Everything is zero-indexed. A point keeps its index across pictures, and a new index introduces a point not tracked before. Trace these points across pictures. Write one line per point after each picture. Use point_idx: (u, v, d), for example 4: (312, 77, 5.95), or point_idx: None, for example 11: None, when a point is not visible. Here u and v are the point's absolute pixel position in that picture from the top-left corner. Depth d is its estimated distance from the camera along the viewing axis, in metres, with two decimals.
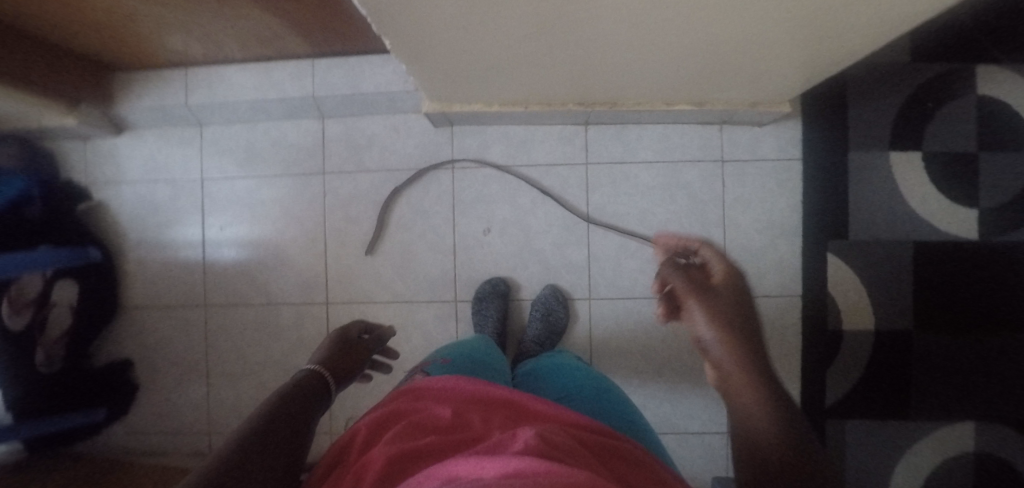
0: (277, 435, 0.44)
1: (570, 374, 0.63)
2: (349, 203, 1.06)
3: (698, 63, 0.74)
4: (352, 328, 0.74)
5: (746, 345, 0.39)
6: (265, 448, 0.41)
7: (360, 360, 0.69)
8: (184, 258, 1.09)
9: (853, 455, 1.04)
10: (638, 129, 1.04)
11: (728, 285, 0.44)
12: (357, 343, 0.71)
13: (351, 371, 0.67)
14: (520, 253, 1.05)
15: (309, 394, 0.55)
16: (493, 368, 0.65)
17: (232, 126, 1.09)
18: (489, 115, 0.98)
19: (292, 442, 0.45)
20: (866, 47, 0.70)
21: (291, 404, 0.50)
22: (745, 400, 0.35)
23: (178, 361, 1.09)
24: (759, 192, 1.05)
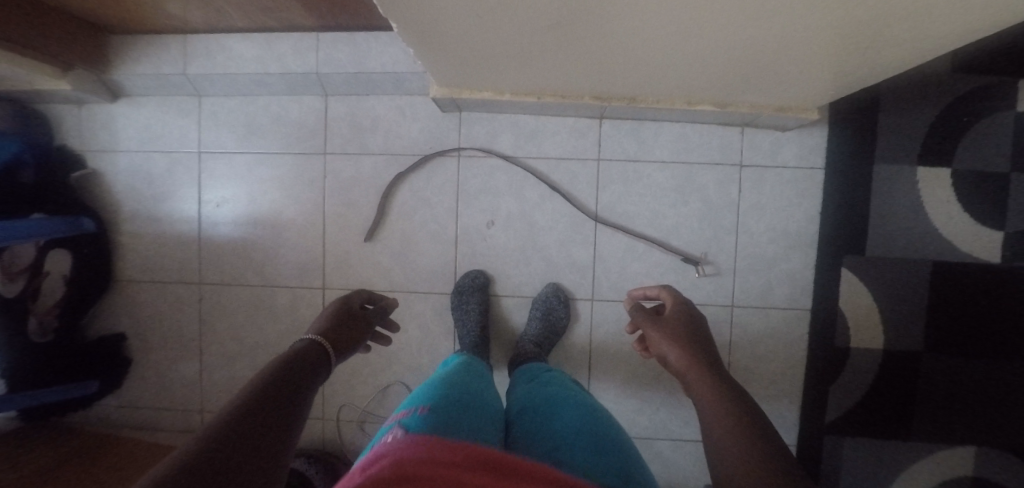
0: (263, 416, 0.42)
1: (564, 416, 0.58)
2: (350, 186, 1.02)
3: (727, 65, 0.69)
4: (351, 298, 0.72)
5: (695, 349, 0.55)
6: (246, 432, 0.39)
7: (358, 332, 0.67)
8: (179, 234, 1.06)
9: (851, 474, 1.02)
10: (655, 127, 0.99)
11: (679, 314, 0.62)
12: (355, 315, 0.69)
13: (349, 343, 0.66)
14: (524, 249, 1.01)
15: (302, 370, 0.53)
16: (481, 405, 0.60)
17: (232, 99, 1.04)
18: (500, 104, 0.93)
19: (278, 423, 0.43)
20: (909, 57, 0.65)
21: (280, 380, 0.48)
22: (703, 394, 0.49)
23: (171, 338, 1.07)
24: (777, 200, 1.00)
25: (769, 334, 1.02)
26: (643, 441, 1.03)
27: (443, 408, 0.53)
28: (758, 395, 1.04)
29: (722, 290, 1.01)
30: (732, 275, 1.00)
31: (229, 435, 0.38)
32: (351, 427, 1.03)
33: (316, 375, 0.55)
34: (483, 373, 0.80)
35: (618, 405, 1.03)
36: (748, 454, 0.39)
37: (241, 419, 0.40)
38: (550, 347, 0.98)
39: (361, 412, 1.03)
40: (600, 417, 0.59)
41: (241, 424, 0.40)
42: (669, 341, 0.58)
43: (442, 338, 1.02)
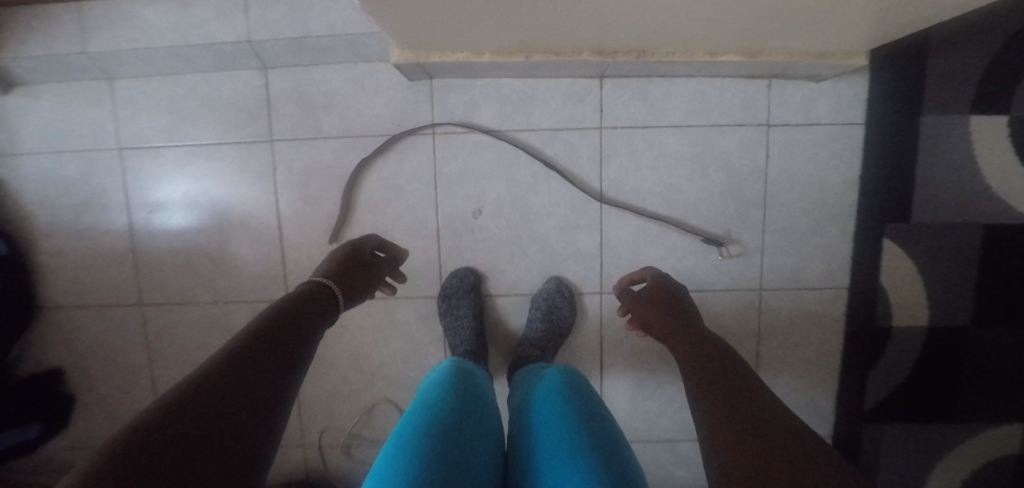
0: (263, 356, 0.44)
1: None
2: (306, 178, 0.85)
3: (767, 4, 0.53)
4: (362, 242, 0.68)
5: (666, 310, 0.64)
6: (247, 368, 0.41)
7: (367, 281, 0.65)
8: (109, 248, 0.89)
9: (900, 463, 0.92)
10: (666, 84, 0.82)
11: (668, 295, 0.66)
12: (366, 262, 0.66)
13: (358, 290, 0.64)
14: (518, 240, 0.86)
15: (309, 312, 0.54)
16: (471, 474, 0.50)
17: (151, 81, 0.85)
18: (479, 67, 0.76)
19: (280, 362, 0.45)
20: None
21: (284, 321, 0.50)
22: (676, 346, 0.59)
23: (119, 369, 0.92)
24: (810, 163, 0.85)
25: (805, 318, 0.89)
26: (665, 444, 0.92)
27: None
28: (792, 385, 0.92)
29: (749, 272, 0.87)
30: (761, 254, 0.87)
31: (230, 371, 0.40)
32: (336, 453, 0.91)
33: (321, 320, 0.55)
34: (485, 394, 0.70)
35: (636, 406, 0.91)
36: (755, 414, 0.42)
37: (242, 358, 0.42)
38: (555, 350, 0.85)
39: (347, 436, 0.90)
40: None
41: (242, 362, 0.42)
42: (657, 317, 0.65)
43: (430, 348, 0.89)
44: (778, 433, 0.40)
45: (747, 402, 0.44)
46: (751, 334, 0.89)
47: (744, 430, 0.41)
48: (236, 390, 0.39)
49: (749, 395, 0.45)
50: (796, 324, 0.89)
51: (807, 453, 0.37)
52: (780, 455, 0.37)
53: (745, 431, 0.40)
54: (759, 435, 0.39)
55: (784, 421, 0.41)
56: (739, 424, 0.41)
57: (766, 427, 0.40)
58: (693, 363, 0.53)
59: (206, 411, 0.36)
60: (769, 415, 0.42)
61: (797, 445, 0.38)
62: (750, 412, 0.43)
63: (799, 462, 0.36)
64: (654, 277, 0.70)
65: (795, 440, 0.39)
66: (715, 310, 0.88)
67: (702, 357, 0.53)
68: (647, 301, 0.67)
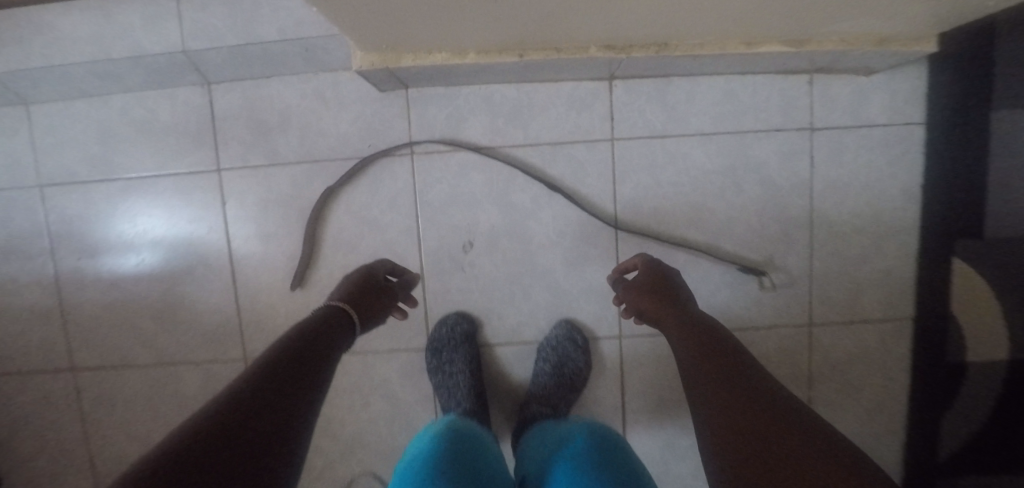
0: (271, 401, 0.37)
1: None
2: (262, 212, 0.71)
3: None
4: (376, 266, 0.61)
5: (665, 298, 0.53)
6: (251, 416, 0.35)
7: (382, 308, 0.57)
8: (33, 304, 0.75)
9: None
10: (689, 85, 0.69)
11: (661, 278, 0.55)
12: (382, 288, 0.58)
13: (374, 318, 0.56)
14: (518, 277, 0.72)
15: (321, 344, 0.46)
16: None
17: (74, 106, 0.72)
18: (463, 72, 0.62)
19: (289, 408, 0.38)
20: None
21: (292, 357, 0.43)
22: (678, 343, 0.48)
23: (49, 447, 0.78)
24: (864, 172, 0.71)
25: (864, 356, 0.75)
26: None
27: None
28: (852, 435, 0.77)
29: (796, 305, 0.73)
30: (809, 282, 0.72)
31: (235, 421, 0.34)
32: None
33: (332, 354, 0.47)
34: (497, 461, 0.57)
35: (668, 468, 0.76)
36: (796, 452, 0.33)
37: (245, 404, 0.36)
38: (568, 407, 0.71)
39: None
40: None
41: (245, 411, 0.35)
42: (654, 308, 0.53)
43: (419, 410, 0.74)
44: (831, 477, 0.30)
45: (781, 435, 0.34)
46: (800, 377, 0.75)
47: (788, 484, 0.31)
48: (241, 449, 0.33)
49: (782, 420, 0.36)
50: (854, 363, 0.75)
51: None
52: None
53: (788, 485, 0.31)
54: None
55: (836, 457, 0.32)
56: (777, 473, 0.32)
57: (814, 472, 0.31)
58: (699, 375, 0.43)
59: (209, 480, 0.29)
60: (812, 449, 0.33)
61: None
62: (789, 451, 0.33)
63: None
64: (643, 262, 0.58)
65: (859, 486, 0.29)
66: (756, 350, 0.74)
67: (709, 365, 0.43)
68: (638, 291, 0.56)
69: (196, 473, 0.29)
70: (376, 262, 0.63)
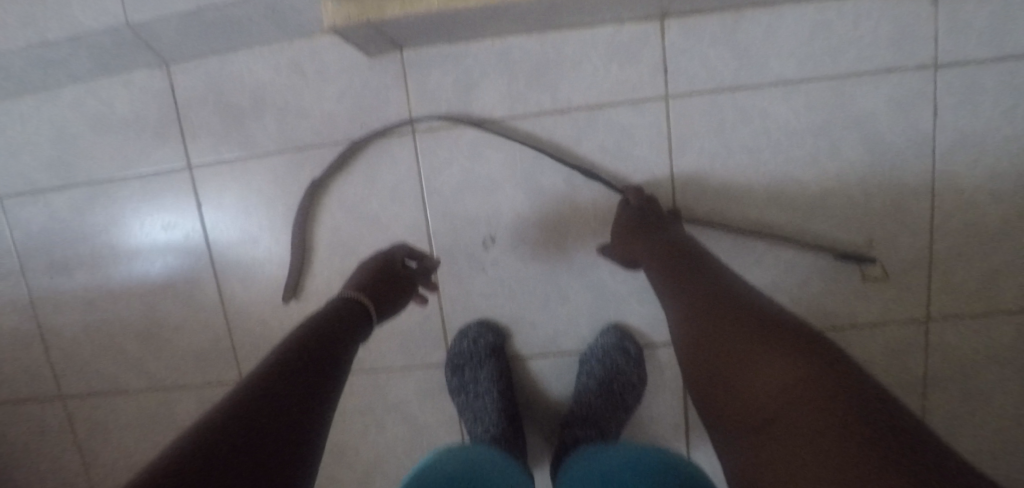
0: (302, 389, 0.30)
1: None
2: (245, 214, 0.60)
3: None
4: (395, 251, 0.50)
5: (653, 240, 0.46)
6: (282, 400, 0.29)
7: (404, 300, 0.47)
8: (11, 329, 0.68)
9: None
10: (767, 17, 0.52)
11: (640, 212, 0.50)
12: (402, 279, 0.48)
13: (392, 306, 0.45)
14: (552, 277, 0.59)
15: (346, 327, 0.39)
16: None
17: (22, 102, 0.61)
18: (468, 19, 0.47)
19: (319, 393, 0.31)
20: None
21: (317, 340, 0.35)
22: (665, 283, 0.41)
23: (48, 481, 0.71)
24: (1006, 119, 0.54)
25: (998, 357, 0.59)
26: None
27: None
28: (979, 454, 0.62)
29: (908, 296, 0.57)
30: (926, 265, 0.56)
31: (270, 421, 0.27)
32: None
33: (357, 340, 0.40)
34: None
35: None
36: (744, 356, 0.30)
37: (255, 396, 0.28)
38: (619, 429, 0.58)
39: None
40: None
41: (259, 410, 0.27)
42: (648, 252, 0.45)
43: (442, 435, 0.63)
44: (777, 376, 0.27)
45: (730, 337, 0.31)
46: (910, 384, 0.60)
47: (742, 394, 0.28)
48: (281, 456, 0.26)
49: (734, 322, 0.32)
50: (983, 366, 0.59)
51: (830, 393, 0.24)
52: (789, 424, 0.24)
53: (743, 403, 0.28)
54: (762, 401, 0.27)
55: (781, 346, 0.28)
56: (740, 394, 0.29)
57: (765, 376, 0.27)
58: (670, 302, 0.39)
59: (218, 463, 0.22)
60: (759, 346, 0.29)
61: (806, 385, 0.25)
62: (739, 357, 0.30)
63: (813, 424, 0.23)
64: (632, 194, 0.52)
65: (801, 376, 0.26)
66: (853, 354, 0.59)
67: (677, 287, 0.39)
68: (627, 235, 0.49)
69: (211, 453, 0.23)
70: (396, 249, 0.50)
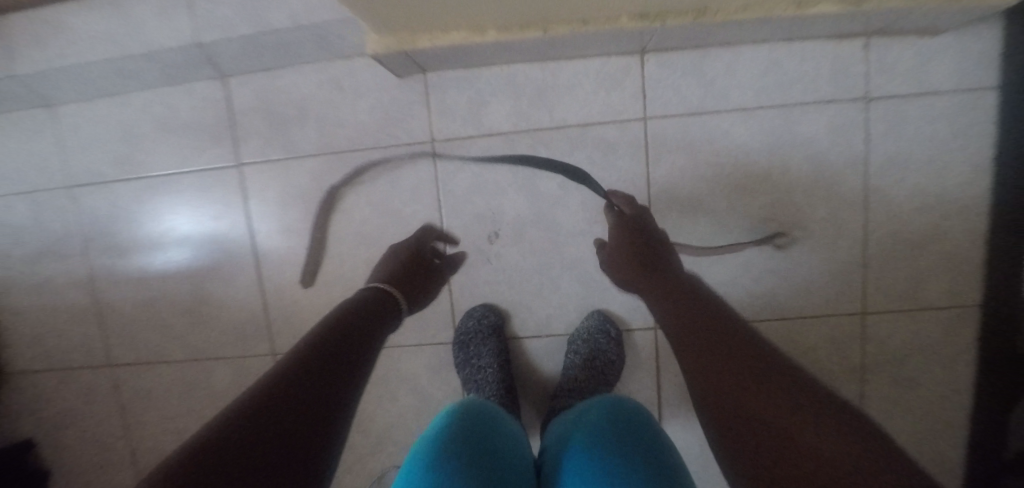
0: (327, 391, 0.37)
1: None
2: (285, 206, 0.70)
3: None
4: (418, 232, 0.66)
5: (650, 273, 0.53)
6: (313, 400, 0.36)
7: (431, 283, 0.62)
8: (70, 302, 0.77)
9: None
10: (729, 56, 0.63)
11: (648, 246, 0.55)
12: (427, 265, 0.63)
13: (419, 295, 0.60)
14: (546, 267, 0.69)
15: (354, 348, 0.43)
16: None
17: (96, 105, 0.72)
18: (483, 50, 0.58)
19: (326, 417, 0.35)
20: None
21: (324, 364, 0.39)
22: (680, 323, 0.46)
23: (92, 440, 0.80)
24: (925, 146, 0.65)
25: (924, 347, 0.69)
26: None
27: None
28: (909, 430, 0.71)
29: (847, 291, 0.67)
30: (862, 265, 0.67)
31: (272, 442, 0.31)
32: None
33: (369, 353, 0.45)
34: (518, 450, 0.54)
35: (706, 466, 0.73)
36: (778, 413, 0.33)
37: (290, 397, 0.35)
38: None
39: None
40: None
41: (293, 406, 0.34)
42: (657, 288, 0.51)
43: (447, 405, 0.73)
44: (811, 436, 0.30)
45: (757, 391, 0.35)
46: (851, 368, 0.70)
47: (775, 445, 0.31)
48: (307, 450, 0.33)
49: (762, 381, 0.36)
50: (913, 354, 0.69)
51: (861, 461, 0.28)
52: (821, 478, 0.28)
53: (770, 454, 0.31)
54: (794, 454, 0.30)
55: (815, 414, 0.32)
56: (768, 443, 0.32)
57: (796, 434, 0.31)
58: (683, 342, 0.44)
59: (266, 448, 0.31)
60: (793, 408, 0.33)
61: (842, 452, 0.29)
62: (772, 412, 0.33)
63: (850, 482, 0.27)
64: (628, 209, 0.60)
65: (837, 444, 0.29)
66: (803, 340, 0.69)
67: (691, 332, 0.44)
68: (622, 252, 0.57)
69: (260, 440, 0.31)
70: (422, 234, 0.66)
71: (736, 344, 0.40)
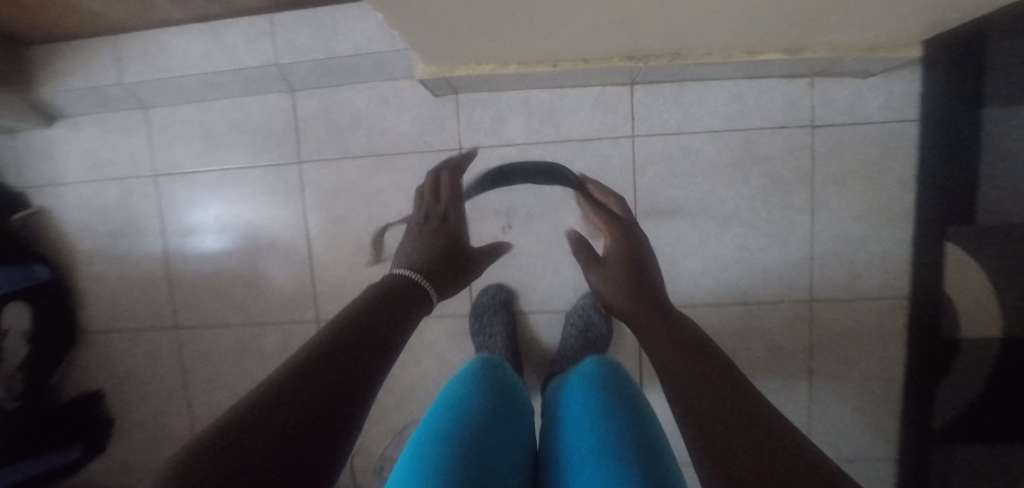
0: (342, 372, 0.34)
1: (589, 412, 0.57)
2: (336, 198, 0.85)
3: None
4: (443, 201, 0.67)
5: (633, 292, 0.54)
6: (327, 384, 0.32)
7: (463, 271, 0.61)
8: (145, 272, 0.91)
9: None
10: (701, 88, 0.78)
11: (632, 271, 0.57)
12: (461, 253, 0.62)
13: (446, 287, 0.57)
14: (550, 255, 0.83)
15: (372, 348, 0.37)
16: (511, 415, 0.58)
17: (183, 108, 0.87)
18: (506, 78, 0.73)
19: (337, 410, 0.31)
20: None
21: (337, 365, 0.34)
22: (658, 343, 0.47)
23: (155, 392, 0.93)
24: (860, 166, 0.80)
25: (860, 331, 0.83)
26: None
27: (475, 423, 0.52)
28: (849, 402, 0.85)
29: (797, 283, 0.82)
30: (809, 261, 0.81)
31: (250, 469, 0.25)
32: (369, 477, 0.89)
33: (398, 338, 0.42)
34: (522, 397, 0.66)
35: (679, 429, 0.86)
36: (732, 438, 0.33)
37: (302, 384, 0.31)
38: None
39: (378, 459, 0.89)
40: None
41: (303, 392, 0.31)
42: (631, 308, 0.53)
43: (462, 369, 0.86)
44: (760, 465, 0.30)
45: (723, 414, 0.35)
46: (801, 348, 0.84)
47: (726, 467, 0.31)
48: (310, 442, 0.28)
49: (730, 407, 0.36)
50: (852, 338, 0.83)
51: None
52: None
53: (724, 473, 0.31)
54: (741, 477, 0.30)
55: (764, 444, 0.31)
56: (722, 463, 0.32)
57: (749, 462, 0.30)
58: (666, 362, 0.44)
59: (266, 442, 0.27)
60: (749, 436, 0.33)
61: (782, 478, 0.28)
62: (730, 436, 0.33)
63: None
64: (620, 211, 0.70)
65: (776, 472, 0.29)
66: (761, 323, 0.83)
67: (677, 352, 0.44)
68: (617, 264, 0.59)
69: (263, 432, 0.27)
70: (439, 172, 0.75)
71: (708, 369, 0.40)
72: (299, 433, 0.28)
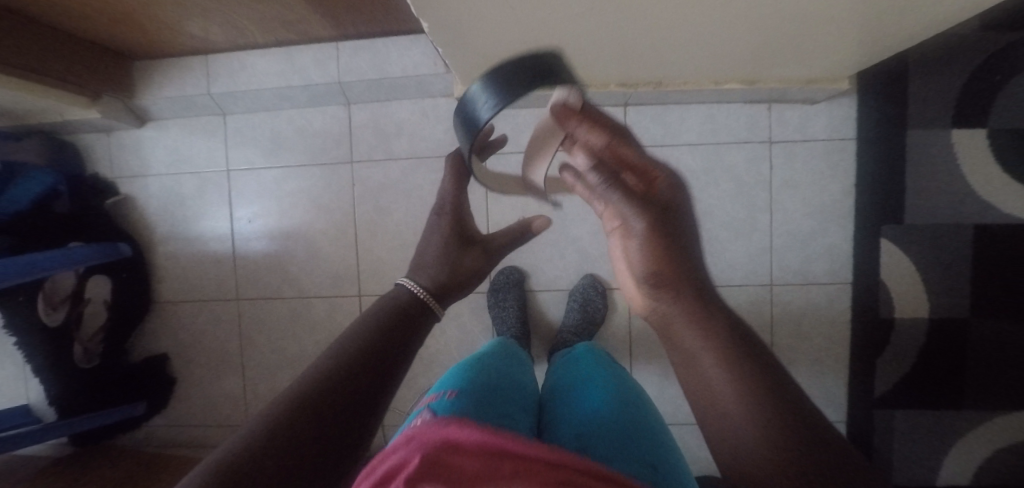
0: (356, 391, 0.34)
1: (592, 369, 0.67)
2: (381, 192, 1.02)
3: (745, 42, 0.68)
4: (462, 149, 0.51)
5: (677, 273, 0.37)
6: (341, 401, 0.33)
7: (481, 262, 0.57)
8: (213, 251, 1.08)
9: (913, 452, 0.96)
10: (681, 109, 0.98)
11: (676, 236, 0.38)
12: (479, 241, 0.58)
13: (451, 291, 0.54)
14: (556, 242, 1.00)
15: (341, 431, 0.31)
16: (522, 366, 0.68)
17: (255, 115, 1.05)
18: (526, 98, 0.93)
19: (344, 431, 0.31)
20: (922, 19, 0.63)
21: (336, 395, 0.33)
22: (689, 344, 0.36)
23: (213, 355, 1.09)
24: (809, 175, 0.98)
25: (811, 312, 1.00)
26: (690, 427, 1.01)
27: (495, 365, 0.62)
28: (803, 371, 1.01)
29: (758, 269, 1.00)
30: (768, 251, 0.99)
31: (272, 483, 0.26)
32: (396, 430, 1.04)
33: (405, 354, 0.42)
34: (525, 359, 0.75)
35: (661, 392, 1.01)
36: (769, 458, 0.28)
37: (319, 402, 0.32)
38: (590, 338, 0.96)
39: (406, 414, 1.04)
40: (630, 418, 0.52)
41: (318, 412, 0.31)
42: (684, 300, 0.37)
43: (480, 337, 1.02)
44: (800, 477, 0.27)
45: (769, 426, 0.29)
46: (763, 324, 1.01)
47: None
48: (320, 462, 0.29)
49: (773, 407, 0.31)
50: (806, 317, 1.00)
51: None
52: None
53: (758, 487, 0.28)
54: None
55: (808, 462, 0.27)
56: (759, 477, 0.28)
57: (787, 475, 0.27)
58: (698, 356, 0.35)
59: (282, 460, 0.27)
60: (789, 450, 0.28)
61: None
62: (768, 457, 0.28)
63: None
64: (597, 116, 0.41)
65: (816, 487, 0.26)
66: (728, 302, 1.01)
67: (707, 330, 0.36)
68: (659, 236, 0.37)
69: (278, 452, 0.28)
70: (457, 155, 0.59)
71: (744, 365, 0.33)
72: (314, 450, 0.29)
